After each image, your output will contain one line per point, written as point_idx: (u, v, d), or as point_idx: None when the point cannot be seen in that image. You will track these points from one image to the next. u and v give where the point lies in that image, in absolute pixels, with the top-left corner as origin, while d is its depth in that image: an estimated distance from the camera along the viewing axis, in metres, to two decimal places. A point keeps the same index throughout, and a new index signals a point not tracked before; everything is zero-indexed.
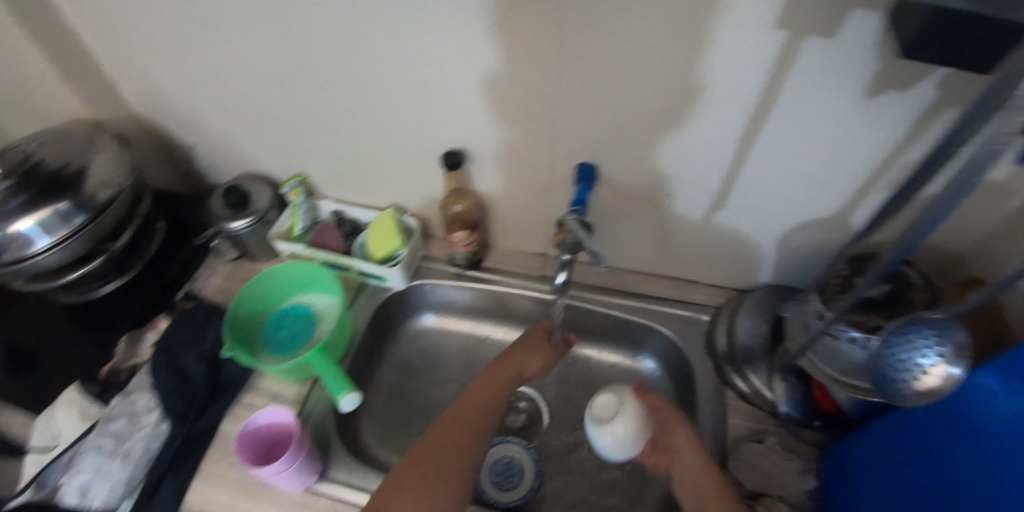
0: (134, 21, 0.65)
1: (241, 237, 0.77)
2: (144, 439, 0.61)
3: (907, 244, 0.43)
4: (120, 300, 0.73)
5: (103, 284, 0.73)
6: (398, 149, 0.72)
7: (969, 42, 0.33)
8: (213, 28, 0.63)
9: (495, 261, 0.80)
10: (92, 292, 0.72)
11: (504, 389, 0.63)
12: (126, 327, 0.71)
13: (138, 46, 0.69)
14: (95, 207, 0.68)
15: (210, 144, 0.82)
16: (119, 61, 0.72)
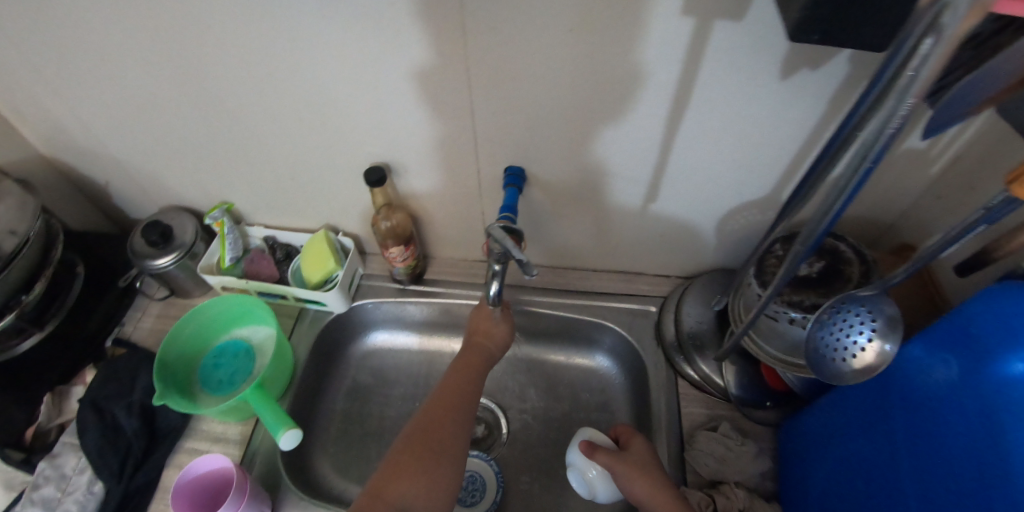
0: (15, 58, 0.60)
1: (169, 274, 0.73)
2: (77, 502, 0.58)
3: (824, 224, 0.40)
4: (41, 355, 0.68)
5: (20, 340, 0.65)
6: (321, 168, 0.69)
7: (859, 24, 0.32)
8: (101, 59, 0.59)
9: (438, 272, 0.78)
10: (10, 351, 0.64)
11: (471, 383, 0.61)
12: (50, 383, 0.67)
13: (25, 83, 0.64)
14: (5, 256, 0.62)
15: (125, 179, 0.77)
16: (9, 100, 0.67)
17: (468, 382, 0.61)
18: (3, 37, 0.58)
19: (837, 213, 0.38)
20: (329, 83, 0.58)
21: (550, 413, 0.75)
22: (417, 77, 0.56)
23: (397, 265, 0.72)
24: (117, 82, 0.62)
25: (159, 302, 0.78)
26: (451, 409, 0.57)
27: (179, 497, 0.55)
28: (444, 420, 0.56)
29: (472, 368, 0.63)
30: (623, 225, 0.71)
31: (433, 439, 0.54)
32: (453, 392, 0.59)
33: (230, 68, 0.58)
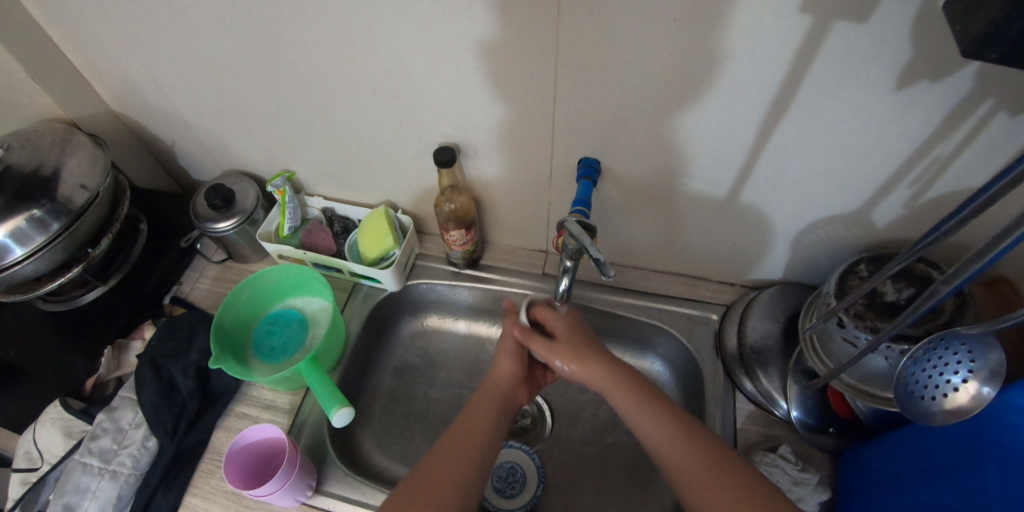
0: (96, 13, 0.60)
1: (228, 238, 0.74)
2: (131, 457, 0.59)
3: (983, 261, 0.36)
4: (104, 308, 0.70)
5: (86, 291, 0.70)
6: (387, 144, 0.67)
7: None
8: (180, 17, 0.58)
9: (494, 259, 0.77)
10: (75, 300, 0.70)
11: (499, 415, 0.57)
12: (112, 336, 0.69)
13: (104, 40, 0.64)
14: (71, 213, 0.64)
15: (193, 140, 0.77)
16: (88, 57, 0.67)
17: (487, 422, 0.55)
18: None
19: (991, 259, 0.36)
20: (409, 59, 0.56)
21: (596, 412, 0.74)
22: (500, 60, 0.53)
23: (455, 248, 0.71)
24: (193, 43, 0.61)
25: (216, 265, 0.78)
26: (464, 456, 0.52)
27: (229, 460, 0.55)
28: (455, 464, 0.51)
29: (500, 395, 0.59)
30: (691, 227, 0.69)
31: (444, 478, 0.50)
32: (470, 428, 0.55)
33: (309, 37, 0.57)
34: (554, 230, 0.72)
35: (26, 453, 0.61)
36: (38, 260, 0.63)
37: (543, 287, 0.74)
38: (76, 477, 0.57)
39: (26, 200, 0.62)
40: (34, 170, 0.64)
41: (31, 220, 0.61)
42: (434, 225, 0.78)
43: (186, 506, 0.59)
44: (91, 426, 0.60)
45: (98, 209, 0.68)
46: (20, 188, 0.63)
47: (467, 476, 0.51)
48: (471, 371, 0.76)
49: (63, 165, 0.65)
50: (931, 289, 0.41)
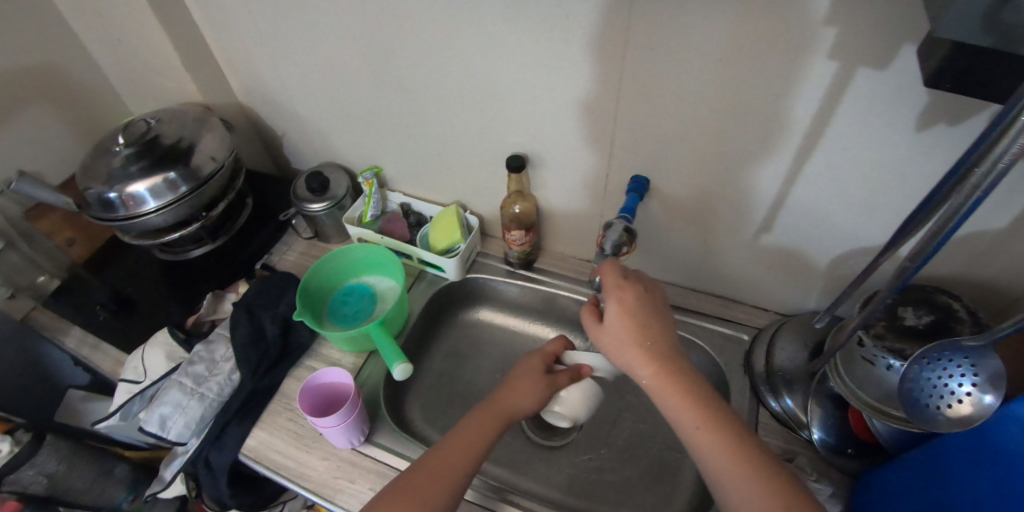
0: (249, 20, 0.75)
1: (319, 219, 0.84)
2: (218, 384, 0.68)
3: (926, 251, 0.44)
4: (210, 262, 0.83)
5: (195, 248, 0.82)
6: (466, 149, 0.79)
7: (983, 76, 0.37)
8: (316, 31, 0.72)
9: (546, 263, 0.85)
10: (184, 253, 0.82)
11: (493, 432, 0.56)
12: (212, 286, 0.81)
13: (249, 44, 0.79)
14: (198, 180, 0.77)
15: (300, 134, 0.91)
16: (231, 57, 0.83)
17: (478, 438, 0.55)
18: (247, 3, 0.73)
19: (940, 241, 0.43)
20: (493, 77, 0.68)
21: (624, 414, 0.78)
22: (571, 83, 0.64)
23: (514, 247, 0.79)
24: (320, 51, 0.75)
25: (303, 241, 0.89)
26: (451, 467, 0.52)
27: (301, 394, 0.64)
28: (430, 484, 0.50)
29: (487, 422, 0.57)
30: (729, 250, 0.75)
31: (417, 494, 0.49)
32: (442, 461, 0.52)
33: (415, 54, 0.69)
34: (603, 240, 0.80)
35: (133, 368, 0.71)
36: (165, 214, 0.75)
37: (587, 291, 0.80)
38: (171, 393, 0.66)
39: (165, 164, 0.75)
40: (175, 140, 0.78)
41: (165, 181, 0.74)
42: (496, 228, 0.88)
43: (254, 437, 0.67)
44: (189, 355, 0.71)
45: (219, 178, 0.80)
46: (159, 154, 0.76)
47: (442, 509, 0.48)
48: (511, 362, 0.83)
49: (198, 139, 0.79)
50: (901, 267, 0.47)
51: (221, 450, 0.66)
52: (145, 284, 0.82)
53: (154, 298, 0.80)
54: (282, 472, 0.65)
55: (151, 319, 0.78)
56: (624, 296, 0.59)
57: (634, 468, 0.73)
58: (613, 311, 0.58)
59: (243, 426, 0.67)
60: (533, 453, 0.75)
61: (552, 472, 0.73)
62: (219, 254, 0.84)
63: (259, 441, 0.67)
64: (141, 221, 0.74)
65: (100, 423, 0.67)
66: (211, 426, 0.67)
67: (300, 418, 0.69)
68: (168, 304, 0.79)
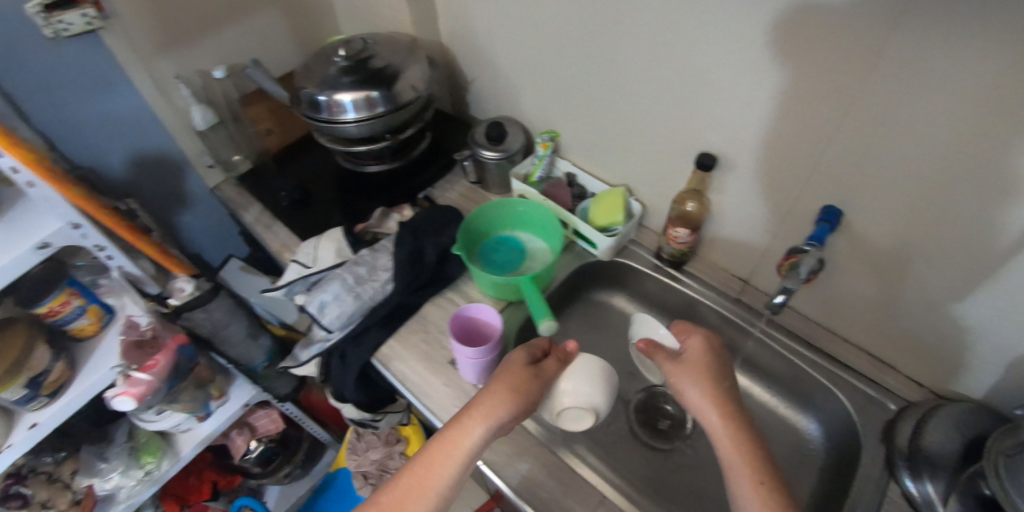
0: None
1: (487, 166, 0.87)
2: (372, 289, 0.73)
3: None
4: (382, 181, 0.90)
5: (373, 164, 0.89)
6: (649, 133, 0.76)
7: None
8: None
9: (698, 271, 0.82)
10: (362, 167, 0.89)
11: (473, 444, 0.53)
12: (379, 203, 0.88)
13: None
14: (395, 104, 0.82)
15: (487, 82, 0.94)
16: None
17: (457, 452, 0.53)
18: None
19: None
20: (701, 69, 0.64)
21: None
22: (794, 96, 0.58)
23: (672, 244, 0.77)
24: (535, 6, 0.76)
25: (465, 184, 0.93)
26: (431, 481, 0.51)
27: (451, 318, 0.69)
28: (417, 494, 0.51)
29: (461, 432, 0.53)
30: (911, 318, 0.67)
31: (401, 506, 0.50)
32: (423, 469, 0.52)
33: (627, 28, 0.68)
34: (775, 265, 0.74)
35: (305, 253, 0.77)
36: (360, 127, 0.82)
37: (732, 309, 0.79)
38: (334, 284, 0.73)
39: (371, 83, 0.81)
40: (385, 63, 0.84)
41: (366, 98, 0.80)
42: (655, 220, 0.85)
43: (389, 345, 0.73)
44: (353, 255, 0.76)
45: (412, 108, 0.85)
46: (368, 73, 0.82)
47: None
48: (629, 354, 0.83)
49: (403, 66, 0.84)
50: None
51: (360, 346, 0.73)
52: (324, 185, 0.91)
53: (331, 199, 0.88)
54: (407, 384, 0.70)
55: (324, 216, 0.87)
56: (710, 343, 0.59)
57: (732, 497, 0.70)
58: (693, 350, 0.59)
59: (383, 332, 0.73)
60: (633, 444, 0.75)
61: (649, 470, 0.73)
62: (391, 176, 0.91)
63: (393, 350, 0.73)
64: (340, 127, 0.81)
65: (270, 291, 0.75)
66: (358, 323, 0.73)
67: (432, 342, 0.73)
68: (339, 208, 0.87)
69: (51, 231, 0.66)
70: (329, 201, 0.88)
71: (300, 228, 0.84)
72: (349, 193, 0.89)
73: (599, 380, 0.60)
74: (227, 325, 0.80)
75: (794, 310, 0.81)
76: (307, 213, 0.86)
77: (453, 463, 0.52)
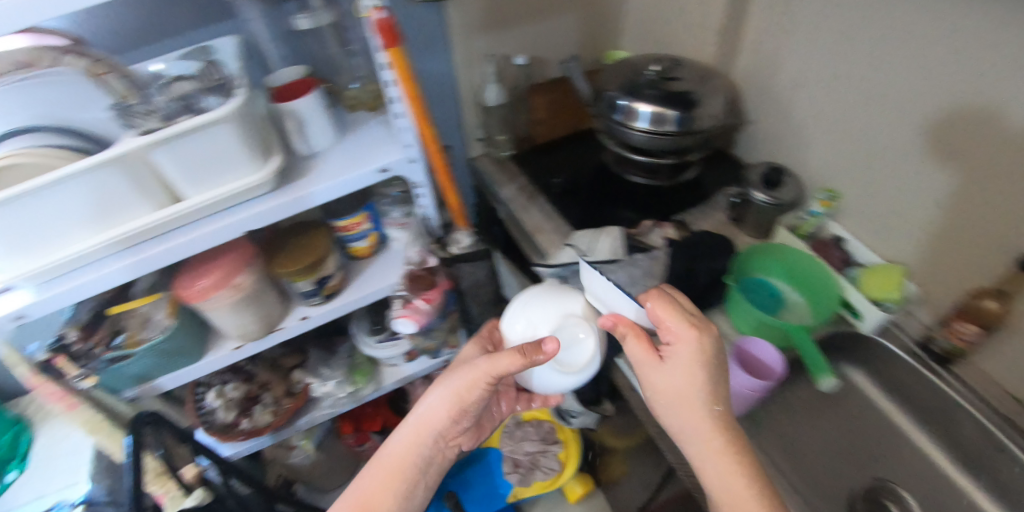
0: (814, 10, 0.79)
1: (755, 208, 0.88)
2: (642, 293, 0.78)
3: None
4: (645, 192, 0.96)
5: (641, 174, 0.95)
6: (955, 219, 0.71)
7: None
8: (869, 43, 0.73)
9: (965, 373, 0.76)
10: (631, 173, 0.95)
11: (429, 430, 0.75)
12: (635, 211, 0.94)
13: (792, 31, 0.84)
14: (684, 129, 0.85)
15: (769, 125, 0.95)
16: (765, 36, 0.90)
17: (435, 422, 0.74)
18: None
19: None
20: None
21: None
22: None
23: (951, 338, 0.74)
24: (856, 63, 0.76)
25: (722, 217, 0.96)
26: (397, 478, 0.72)
27: (731, 348, 0.76)
28: (382, 488, 0.71)
29: (421, 432, 0.75)
30: None
31: (387, 465, 0.73)
32: (397, 454, 0.74)
33: (962, 105, 0.65)
34: None
35: (581, 240, 0.82)
36: (646, 138, 0.87)
37: (996, 422, 0.70)
38: (609, 278, 0.77)
39: (670, 103, 0.86)
40: (690, 88, 0.88)
41: (663, 114, 0.85)
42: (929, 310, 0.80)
43: (633, 344, 0.76)
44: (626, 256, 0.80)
45: (695, 138, 0.87)
46: (671, 93, 0.87)
47: (408, 471, 0.73)
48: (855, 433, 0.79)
49: (706, 94, 0.88)
50: None
51: (610, 342, 0.77)
52: (591, 181, 0.98)
53: (596, 194, 0.96)
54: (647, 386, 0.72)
55: (584, 208, 0.95)
56: (702, 349, 0.58)
57: None
58: (684, 356, 0.58)
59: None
60: None
61: None
62: (653, 190, 0.96)
63: (636, 349, 0.76)
64: (632, 133, 0.87)
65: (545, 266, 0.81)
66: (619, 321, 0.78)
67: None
68: (603, 206, 0.94)
69: (393, 158, 0.76)
70: (592, 196, 0.96)
71: (563, 214, 0.94)
72: (612, 194, 0.96)
73: (551, 317, 0.76)
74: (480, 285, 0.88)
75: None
76: (570, 203, 0.95)
77: (419, 449, 0.75)
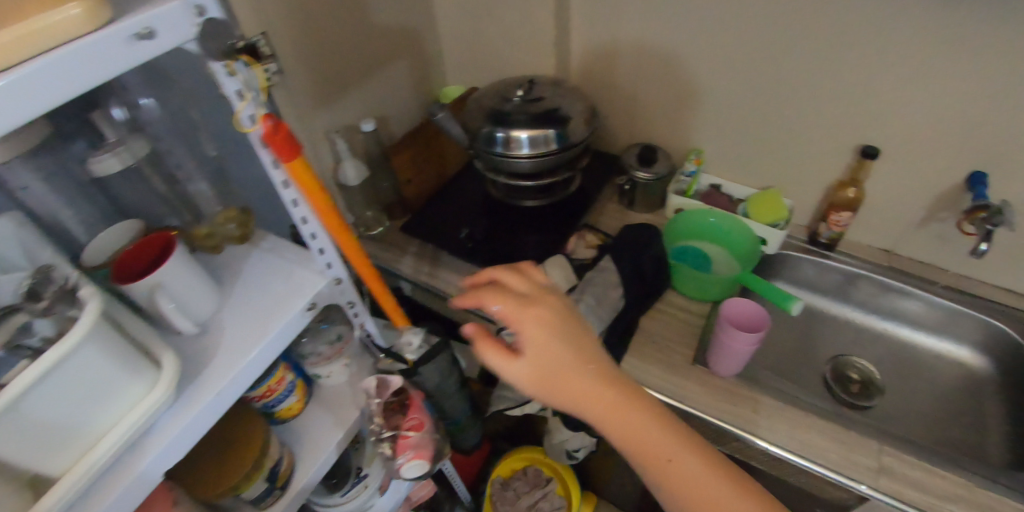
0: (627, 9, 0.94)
1: (644, 187, 1.00)
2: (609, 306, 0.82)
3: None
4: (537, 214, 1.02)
5: (525, 198, 1.00)
6: (812, 135, 0.91)
7: None
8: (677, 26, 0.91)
9: (848, 249, 0.99)
10: (515, 201, 1.01)
11: None
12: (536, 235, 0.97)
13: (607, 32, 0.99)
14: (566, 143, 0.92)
15: (622, 113, 1.09)
16: (588, 40, 1.03)
17: None
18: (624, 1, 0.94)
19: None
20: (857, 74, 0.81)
21: (911, 383, 0.90)
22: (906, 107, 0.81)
23: (831, 228, 0.94)
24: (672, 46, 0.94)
25: (616, 205, 1.07)
26: None
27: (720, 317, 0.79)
28: None
29: None
30: None
31: None
32: None
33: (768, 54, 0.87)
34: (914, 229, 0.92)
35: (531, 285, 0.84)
36: (531, 162, 0.91)
37: (887, 273, 0.94)
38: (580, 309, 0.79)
39: (543, 122, 0.90)
40: (553, 106, 0.93)
41: (546, 136, 0.90)
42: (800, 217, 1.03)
43: (630, 360, 0.83)
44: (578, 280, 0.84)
45: (576, 149, 0.94)
46: (536, 116, 0.91)
47: None
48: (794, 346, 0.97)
49: (568, 108, 0.93)
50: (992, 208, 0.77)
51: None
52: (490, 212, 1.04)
53: (502, 222, 1.02)
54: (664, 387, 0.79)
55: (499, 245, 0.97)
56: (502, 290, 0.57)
57: (933, 423, 0.86)
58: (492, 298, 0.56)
59: (623, 349, 0.83)
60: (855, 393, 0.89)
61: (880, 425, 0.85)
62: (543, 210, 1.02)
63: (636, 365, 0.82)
64: (522, 164, 0.92)
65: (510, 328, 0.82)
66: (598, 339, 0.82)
67: (668, 349, 0.85)
68: (515, 235, 0.98)
69: (318, 289, 0.65)
70: (501, 233, 1.00)
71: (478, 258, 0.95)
72: (510, 228, 1.00)
73: None
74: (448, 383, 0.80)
75: (939, 271, 0.94)
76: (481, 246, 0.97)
77: None
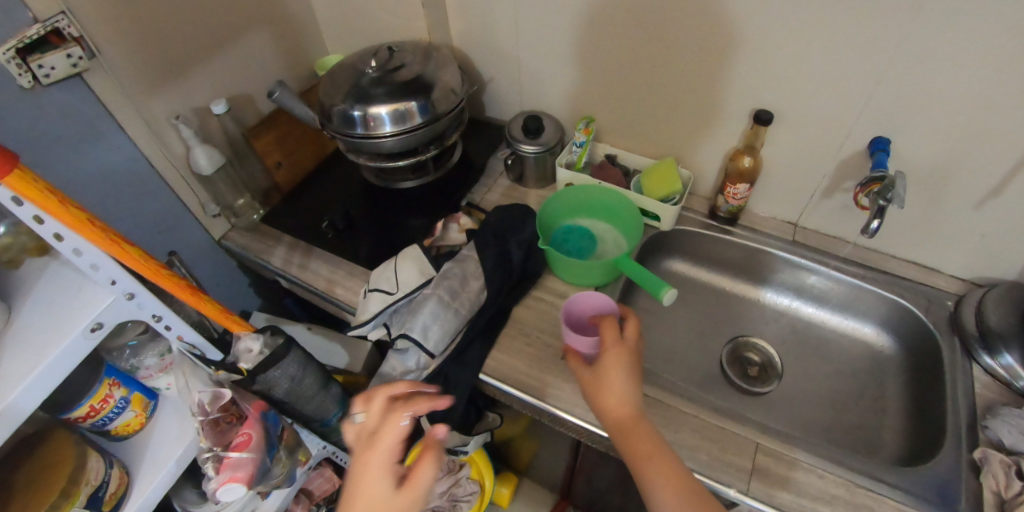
0: None
1: (527, 161, 0.91)
2: (469, 299, 0.76)
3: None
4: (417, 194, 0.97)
5: (403, 178, 0.96)
6: (705, 97, 0.81)
7: None
8: None
9: (749, 222, 0.90)
10: (393, 183, 0.97)
11: None
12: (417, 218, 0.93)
13: None
14: (433, 114, 0.83)
15: (511, 78, 0.99)
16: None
17: None
18: None
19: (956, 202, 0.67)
20: (745, 25, 0.70)
21: (813, 365, 0.84)
22: (801, 63, 0.70)
23: (729, 200, 0.85)
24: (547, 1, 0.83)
25: (506, 181, 0.99)
26: None
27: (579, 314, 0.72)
28: None
29: None
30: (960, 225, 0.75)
31: None
32: None
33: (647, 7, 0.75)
34: (818, 199, 0.83)
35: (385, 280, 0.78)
36: (395, 138, 0.82)
37: (792, 247, 0.87)
38: (431, 304, 0.74)
39: (405, 94, 0.81)
40: (416, 73, 0.83)
41: (407, 110, 0.81)
42: (702, 187, 0.94)
43: (495, 357, 0.76)
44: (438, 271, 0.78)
45: (446, 120, 0.86)
46: (398, 88, 0.81)
47: None
48: (693, 329, 0.90)
49: (433, 75, 0.84)
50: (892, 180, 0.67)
51: (462, 366, 0.74)
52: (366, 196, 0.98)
53: (380, 204, 0.96)
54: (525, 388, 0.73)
55: (375, 232, 0.92)
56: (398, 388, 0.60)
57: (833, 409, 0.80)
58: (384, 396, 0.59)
59: (488, 344, 0.77)
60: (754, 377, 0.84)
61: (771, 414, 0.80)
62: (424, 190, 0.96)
63: (502, 362, 0.75)
64: (387, 143, 0.83)
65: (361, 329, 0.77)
66: (458, 336, 0.75)
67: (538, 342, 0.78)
68: (396, 218, 0.94)
69: (106, 307, 0.58)
70: (377, 219, 0.94)
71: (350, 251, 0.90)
72: (387, 212, 0.95)
73: None
74: (305, 383, 0.76)
75: (846, 243, 0.86)
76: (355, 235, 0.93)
77: None
